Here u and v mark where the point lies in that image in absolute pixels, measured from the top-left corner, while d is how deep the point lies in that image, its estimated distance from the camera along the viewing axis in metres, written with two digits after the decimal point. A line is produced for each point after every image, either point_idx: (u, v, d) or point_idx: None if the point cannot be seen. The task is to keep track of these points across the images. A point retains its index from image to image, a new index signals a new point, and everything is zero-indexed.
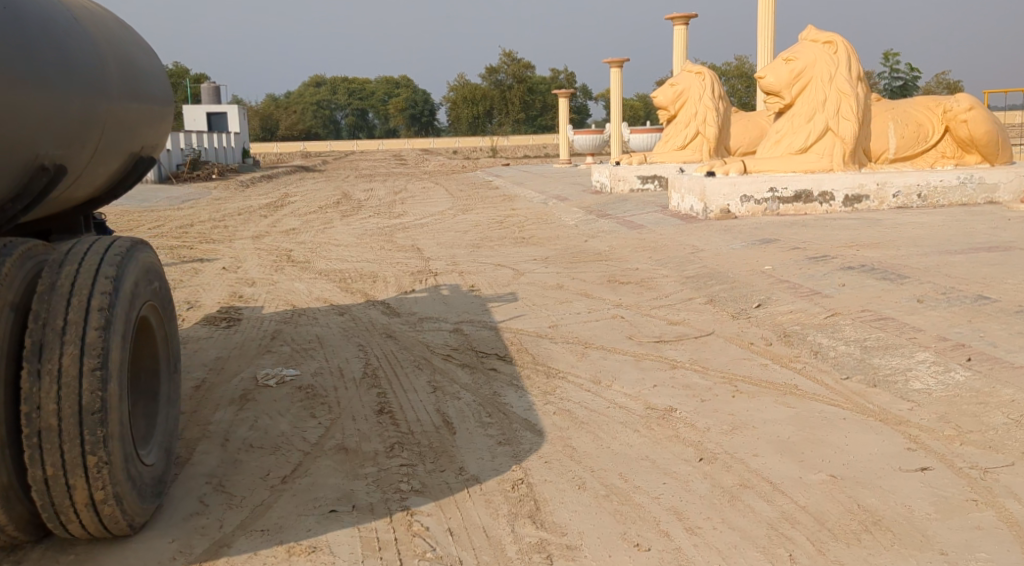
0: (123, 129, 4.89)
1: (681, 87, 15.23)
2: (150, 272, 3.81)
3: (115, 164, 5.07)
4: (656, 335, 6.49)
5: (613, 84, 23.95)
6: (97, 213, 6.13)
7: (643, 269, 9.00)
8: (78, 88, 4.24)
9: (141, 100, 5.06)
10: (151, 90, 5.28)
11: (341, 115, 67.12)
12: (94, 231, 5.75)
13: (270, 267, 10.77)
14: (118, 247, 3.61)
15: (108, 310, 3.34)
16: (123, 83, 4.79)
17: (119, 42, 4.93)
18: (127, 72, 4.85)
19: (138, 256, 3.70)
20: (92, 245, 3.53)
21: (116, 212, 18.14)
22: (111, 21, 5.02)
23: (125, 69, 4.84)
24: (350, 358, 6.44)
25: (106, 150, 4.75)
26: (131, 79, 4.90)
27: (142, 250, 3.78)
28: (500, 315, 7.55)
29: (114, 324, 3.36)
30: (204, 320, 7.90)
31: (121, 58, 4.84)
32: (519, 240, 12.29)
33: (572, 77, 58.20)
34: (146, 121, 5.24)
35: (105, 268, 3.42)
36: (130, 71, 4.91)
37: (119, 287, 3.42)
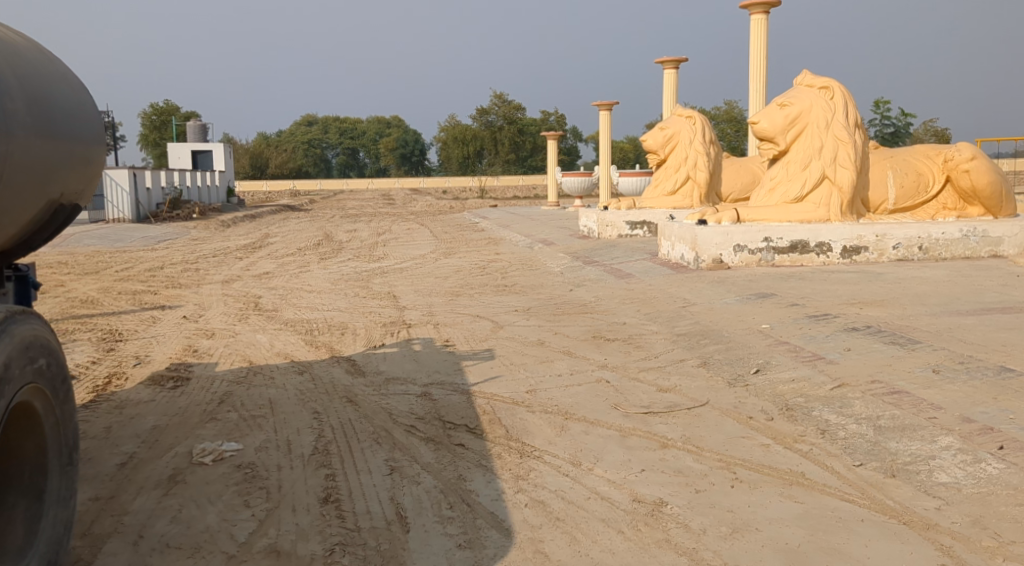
0: (29, 171, 4.46)
1: (672, 131, 14.73)
2: (33, 349, 3.37)
3: (27, 211, 4.63)
4: (644, 404, 5.85)
5: (603, 127, 23.56)
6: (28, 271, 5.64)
7: (631, 325, 8.37)
8: None
9: (48, 134, 4.59)
10: (69, 127, 4.82)
11: (332, 154, 66.87)
12: (12, 288, 5.22)
13: (234, 317, 10.12)
14: None
15: None
16: (19, 114, 4.33)
17: (22, 69, 4.49)
18: (26, 102, 4.40)
19: (13, 331, 3.27)
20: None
21: (87, 253, 17.46)
22: (16, 49, 4.60)
23: (23, 99, 4.38)
24: (302, 430, 5.78)
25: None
26: (32, 111, 4.44)
27: (20, 323, 3.34)
28: (473, 376, 6.89)
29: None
30: (149, 380, 7.24)
31: (20, 86, 4.39)
32: (501, 288, 11.68)
33: (562, 119, 58.14)
34: (64, 164, 4.79)
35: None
36: (32, 102, 4.45)
37: None
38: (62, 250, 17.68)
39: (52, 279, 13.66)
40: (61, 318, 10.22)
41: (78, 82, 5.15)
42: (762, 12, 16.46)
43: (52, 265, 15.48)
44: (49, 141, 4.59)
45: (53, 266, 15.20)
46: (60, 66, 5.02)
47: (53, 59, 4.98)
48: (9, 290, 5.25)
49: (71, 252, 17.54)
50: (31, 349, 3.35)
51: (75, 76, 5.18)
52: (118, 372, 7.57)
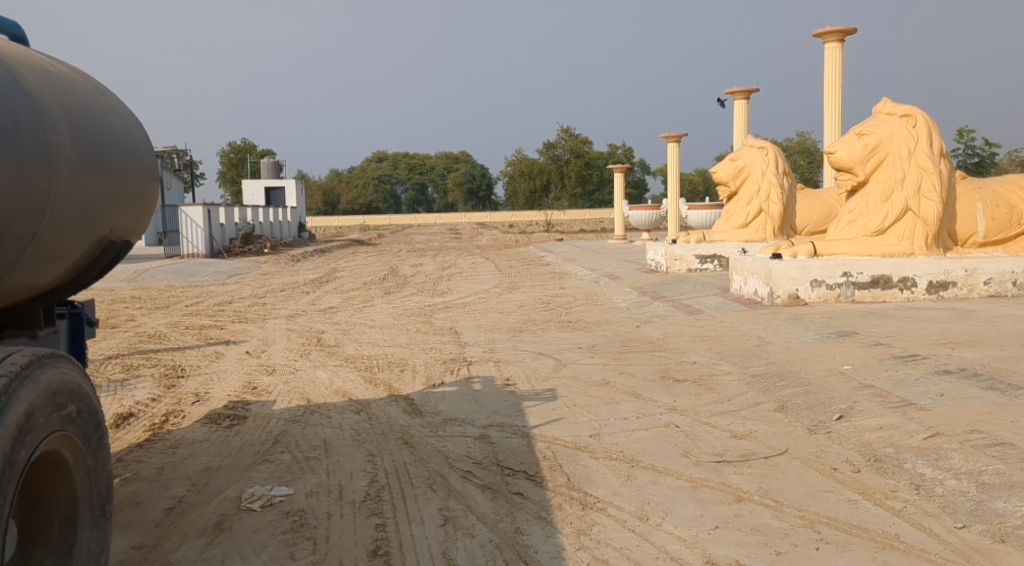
0: (78, 209, 4.34)
1: (743, 163, 14.27)
2: (59, 395, 3.17)
3: (75, 250, 4.50)
4: (717, 451, 5.44)
5: (671, 159, 23.18)
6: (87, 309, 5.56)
7: (701, 364, 7.95)
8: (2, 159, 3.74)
9: (97, 168, 4.46)
10: (120, 162, 4.69)
11: (401, 189, 67.55)
12: (65, 323, 5.11)
13: (296, 353, 9.97)
14: (10, 367, 3.00)
15: None
16: (66, 146, 4.19)
17: (70, 102, 4.38)
18: (73, 134, 4.27)
19: (39, 376, 3.07)
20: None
21: (159, 287, 17.64)
22: (66, 82, 4.50)
23: (70, 131, 4.25)
24: (355, 473, 5.51)
25: (43, 225, 4.10)
26: (78, 143, 4.30)
27: (48, 367, 3.16)
28: (534, 418, 6.55)
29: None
30: (205, 418, 7.07)
31: (67, 117, 4.27)
32: (566, 324, 11.36)
33: (630, 152, 57.84)
34: (114, 201, 4.67)
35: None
36: (79, 134, 4.32)
37: None
38: (135, 285, 17.89)
39: (123, 313, 13.75)
40: (126, 353, 10.18)
41: (133, 118, 5.05)
42: (837, 40, 16.01)
43: (124, 299, 15.66)
44: (97, 175, 4.45)
45: (125, 301, 15.33)
46: (113, 101, 4.92)
47: (106, 94, 4.88)
48: (61, 328, 5.09)
49: (143, 286, 17.74)
50: (58, 396, 3.17)
51: (130, 111, 5.08)
52: (175, 409, 7.43)
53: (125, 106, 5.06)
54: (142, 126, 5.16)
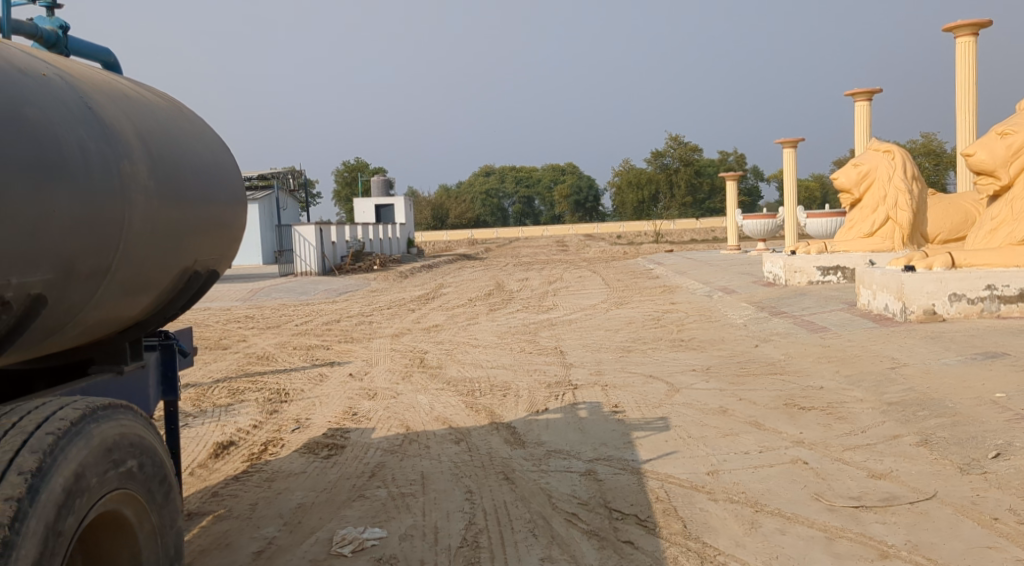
0: (160, 243, 3.97)
1: (867, 168, 13.36)
2: (116, 449, 2.92)
3: (158, 287, 4.14)
4: (853, 494, 4.83)
5: (788, 164, 22.25)
6: (183, 343, 5.14)
7: (830, 390, 7.31)
8: (63, 190, 3.36)
9: (177, 194, 4.04)
10: (203, 188, 4.27)
11: (509, 203, 67.70)
12: (157, 354, 4.64)
13: (399, 374, 9.70)
14: (58, 422, 2.77)
15: (9, 526, 2.49)
16: (140, 172, 3.79)
17: (147, 127, 4.00)
18: (149, 160, 3.87)
19: (91, 430, 2.83)
20: (18, 423, 2.74)
21: (272, 306, 17.80)
22: (144, 105, 4.12)
23: (146, 155, 3.85)
24: (452, 513, 5.05)
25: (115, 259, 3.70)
26: (155, 169, 3.90)
27: (103, 421, 2.92)
28: (644, 451, 6.05)
29: (22, 545, 2.50)
30: (302, 447, 6.59)
31: (141, 142, 3.87)
32: (678, 343, 10.80)
33: (742, 159, 56.39)
34: (200, 232, 4.29)
35: (22, 459, 2.62)
36: (156, 159, 3.92)
37: (39, 486, 2.59)
38: (250, 304, 18.14)
39: (235, 333, 13.82)
40: (232, 374, 10.08)
41: (219, 142, 4.63)
42: (970, 34, 14.94)
43: (238, 319, 15.82)
44: (178, 202, 4.04)
45: (238, 320, 15.46)
46: (199, 126, 4.53)
47: (191, 118, 4.49)
48: (149, 362, 4.59)
49: (258, 305, 17.93)
50: (114, 452, 2.92)
51: (217, 136, 4.67)
52: (276, 436, 6.92)
53: (212, 130, 4.66)
54: (230, 151, 4.74)
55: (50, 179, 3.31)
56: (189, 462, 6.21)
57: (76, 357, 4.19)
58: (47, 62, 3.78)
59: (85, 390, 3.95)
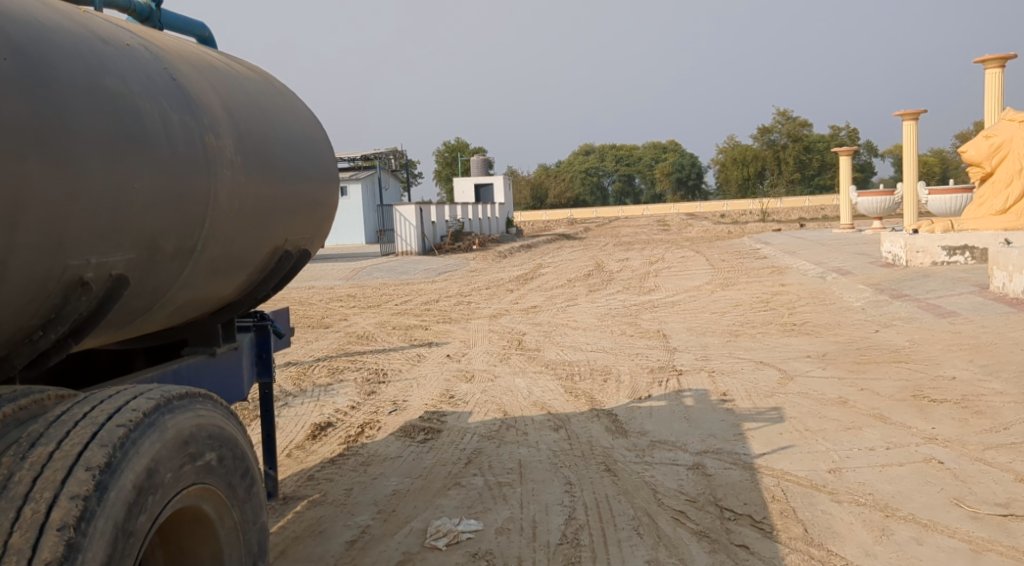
0: (251, 223, 3.49)
1: (999, 139, 12.74)
2: (192, 442, 2.69)
3: (249, 271, 3.68)
4: (999, 500, 4.39)
5: (908, 140, 21.30)
6: (282, 324, 4.87)
7: (962, 381, 6.88)
8: (142, 171, 2.87)
9: (268, 170, 3.55)
10: (295, 165, 3.76)
11: (609, 182, 66.95)
12: (253, 333, 4.30)
13: (497, 355, 9.47)
14: (129, 413, 2.55)
15: (75, 525, 2.28)
16: (229, 147, 3.30)
17: (234, 97, 3.50)
18: (237, 133, 3.37)
19: (166, 421, 2.62)
20: (88, 412, 2.53)
21: (373, 285, 17.84)
22: (230, 75, 3.62)
23: (233, 128, 3.35)
24: (552, 506, 4.68)
25: (201, 242, 3.22)
26: (244, 143, 3.40)
27: (179, 411, 2.70)
28: (757, 445, 5.63)
29: (89, 546, 2.29)
30: (399, 430, 6.26)
31: (228, 114, 3.37)
32: (789, 326, 10.28)
33: (853, 135, 54.36)
34: (293, 212, 3.80)
35: (90, 453, 2.40)
36: (244, 132, 3.42)
37: (108, 483, 2.37)
38: (352, 283, 18.22)
39: (336, 312, 13.81)
40: (331, 353, 9.98)
41: (311, 115, 4.11)
42: None
43: (339, 297, 15.87)
44: (269, 179, 3.54)
45: (339, 299, 15.48)
46: (290, 98, 4.01)
47: (281, 91, 3.98)
48: (244, 342, 4.24)
49: (360, 285, 17.96)
50: (191, 445, 2.69)
51: (308, 108, 4.14)
52: (374, 419, 6.64)
53: (301, 102, 4.14)
54: (321, 124, 4.21)
55: (129, 155, 2.82)
56: (286, 444, 5.91)
57: (169, 338, 3.81)
58: (130, 29, 3.29)
59: (178, 371, 3.55)
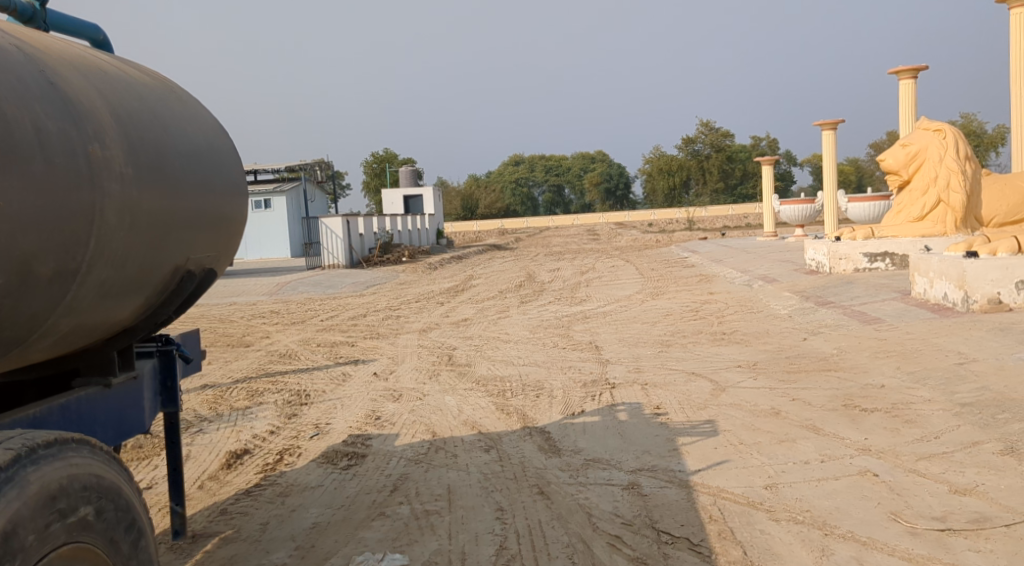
0: (145, 241, 3.20)
1: (915, 148, 12.74)
2: (61, 498, 2.55)
3: (145, 294, 3.38)
4: (936, 513, 4.33)
5: (828, 149, 21.74)
6: (190, 347, 4.56)
7: (892, 389, 6.87)
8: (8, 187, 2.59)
9: (165, 182, 3.26)
10: (196, 177, 3.48)
11: (539, 192, 67.07)
12: (155, 360, 3.98)
13: (426, 372, 9.20)
14: None
15: None
16: (118, 158, 3.01)
17: (125, 103, 3.21)
18: (128, 143, 3.09)
19: (28, 476, 2.48)
20: None
21: (298, 300, 17.35)
22: (122, 79, 3.33)
23: (124, 138, 3.07)
24: (481, 536, 4.45)
25: (87, 262, 2.92)
26: (136, 155, 3.12)
27: (47, 464, 2.56)
28: (693, 461, 5.49)
29: None
30: (320, 457, 5.99)
31: (117, 122, 3.08)
32: (719, 336, 10.23)
33: (774, 144, 55.50)
34: (195, 228, 3.51)
35: None
36: (136, 143, 3.13)
37: None
38: (276, 299, 17.71)
39: (258, 330, 13.34)
40: (251, 373, 9.57)
41: (214, 122, 3.82)
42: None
43: (262, 314, 15.38)
44: (166, 193, 3.25)
45: (263, 316, 15.00)
46: (191, 104, 3.72)
47: (181, 97, 3.69)
48: (145, 368, 3.92)
49: (285, 300, 17.47)
50: (61, 500, 2.56)
51: (211, 115, 3.86)
52: (294, 445, 6.34)
53: (204, 108, 3.85)
54: (226, 132, 3.93)
55: None
56: (199, 474, 5.60)
57: (58, 368, 3.47)
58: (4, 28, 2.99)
59: (66, 406, 3.22)
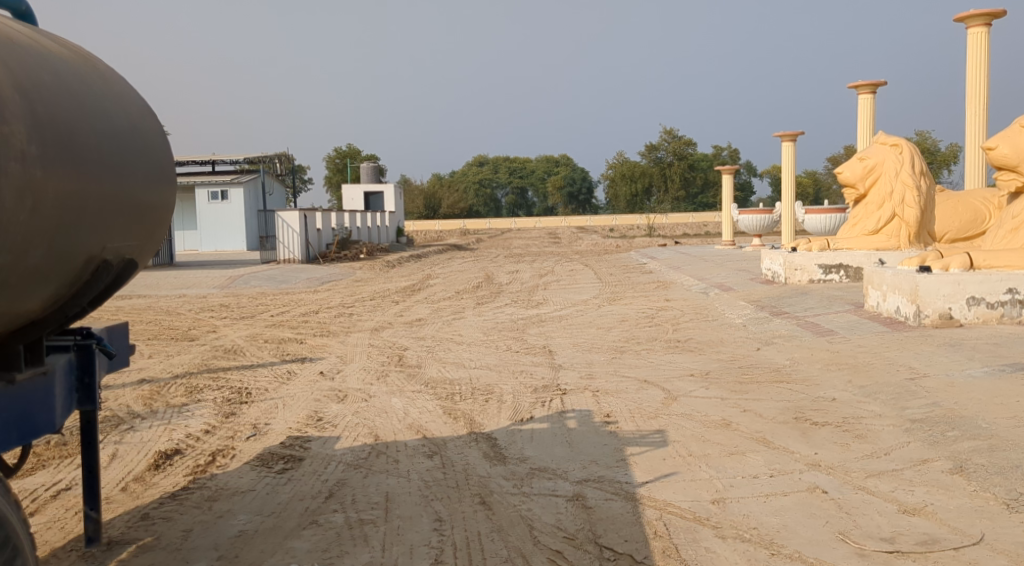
0: (47, 223, 3.06)
1: (873, 163, 12.75)
2: None
3: (52, 281, 3.23)
4: (884, 534, 4.23)
5: (787, 160, 21.84)
6: (118, 342, 4.34)
7: (843, 403, 6.80)
8: None
9: (72, 161, 3.12)
10: (112, 158, 3.35)
11: (501, 194, 66.94)
12: (72, 354, 3.77)
13: (373, 372, 8.99)
14: None
15: None
16: (15, 133, 2.88)
17: (34, 77, 3.07)
18: (29, 119, 2.95)
19: None
20: None
21: (250, 294, 17.02)
22: (37, 52, 3.19)
23: (25, 114, 2.94)
24: (416, 548, 4.30)
25: None
26: (39, 132, 2.99)
27: None
28: (640, 472, 5.36)
29: None
30: (255, 460, 5.83)
31: (20, 96, 2.95)
32: (673, 343, 10.15)
33: (736, 154, 55.92)
34: (109, 213, 3.37)
35: None
36: (40, 119, 3.00)
37: None
38: (227, 292, 17.35)
39: (205, 323, 13.01)
40: (192, 369, 9.27)
41: (141, 106, 3.69)
42: (983, 25, 15.14)
43: (212, 307, 15.04)
44: (72, 173, 3.12)
45: (212, 309, 14.64)
46: (116, 84, 3.59)
47: (106, 75, 3.56)
48: (60, 363, 3.71)
49: (236, 294, 17.11)
50: None
51: (139, 97, 3.72)
52: (229, 446, 6.16)
53: (133, 90, 3.72)
54: (155, 116, 3.79)
55: None
56: (124, 475, 5.46)
57: None
58: None
59: None
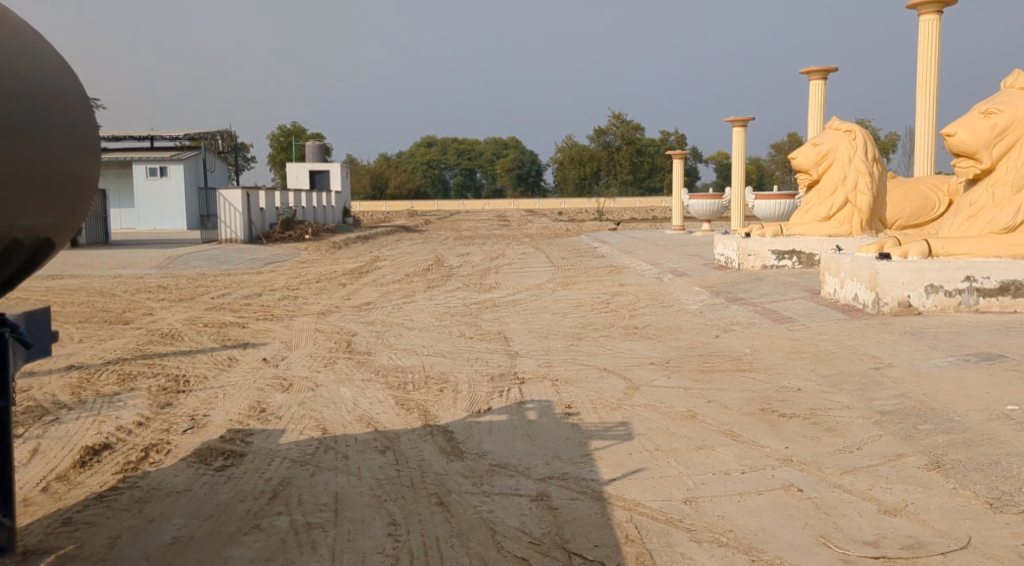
0: None
1: (826, 148, 12.65)
2: None
3: None
4: (867, 537, 4.06)
5: (737, 145, 21.80)
6: (43, 333, 3.94)
7: (808, 393, 6.61)
8: None
9: None
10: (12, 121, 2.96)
11: (450, 175, 66.34)
12: None
13: (320, 359, 8.59)
14: None
15: None
16: None
17: None
18: None
19: None
20: None
21: (190, 276, 16.41)
22: None
23: None
24: (369, 557, 3.99)
25: None
26: None
27: None
28: (606, 468, 5.09)
29: None
30: (192, 456, 5.44)
31: None
32: (630, 330, 9.92)
33: (683, 139, 56.12)
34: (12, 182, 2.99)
35: None
36: None
37: None
38: (166, 273, 16.71)
39: (141, 306, 12.45)
40: (127, 355, 8.78)
41: (62, 65, 3.29)
42: (934, 12, 15.11)
43: (150, 288, 14.44)
44: None
45: (149, 291, 14.04)
46: (27, 38, 3.20)
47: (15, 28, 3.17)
48: None
49: (175, 274, 16.47)
50: None
51: (57, 54, 3.33)
52: (164, 440, 5.77)
53: (49, 47, 3.33)
54: (75, 76, 3.39)
55: None
56: (45, 474, 5.06)
57: None
58: None
59: None
